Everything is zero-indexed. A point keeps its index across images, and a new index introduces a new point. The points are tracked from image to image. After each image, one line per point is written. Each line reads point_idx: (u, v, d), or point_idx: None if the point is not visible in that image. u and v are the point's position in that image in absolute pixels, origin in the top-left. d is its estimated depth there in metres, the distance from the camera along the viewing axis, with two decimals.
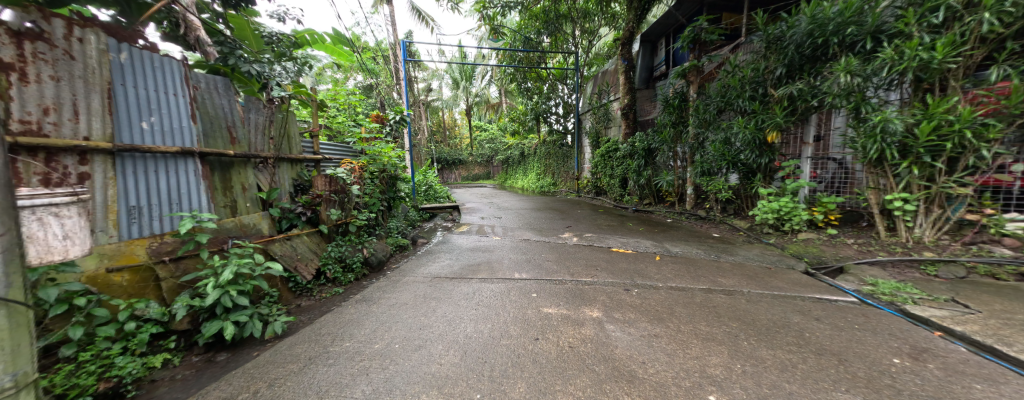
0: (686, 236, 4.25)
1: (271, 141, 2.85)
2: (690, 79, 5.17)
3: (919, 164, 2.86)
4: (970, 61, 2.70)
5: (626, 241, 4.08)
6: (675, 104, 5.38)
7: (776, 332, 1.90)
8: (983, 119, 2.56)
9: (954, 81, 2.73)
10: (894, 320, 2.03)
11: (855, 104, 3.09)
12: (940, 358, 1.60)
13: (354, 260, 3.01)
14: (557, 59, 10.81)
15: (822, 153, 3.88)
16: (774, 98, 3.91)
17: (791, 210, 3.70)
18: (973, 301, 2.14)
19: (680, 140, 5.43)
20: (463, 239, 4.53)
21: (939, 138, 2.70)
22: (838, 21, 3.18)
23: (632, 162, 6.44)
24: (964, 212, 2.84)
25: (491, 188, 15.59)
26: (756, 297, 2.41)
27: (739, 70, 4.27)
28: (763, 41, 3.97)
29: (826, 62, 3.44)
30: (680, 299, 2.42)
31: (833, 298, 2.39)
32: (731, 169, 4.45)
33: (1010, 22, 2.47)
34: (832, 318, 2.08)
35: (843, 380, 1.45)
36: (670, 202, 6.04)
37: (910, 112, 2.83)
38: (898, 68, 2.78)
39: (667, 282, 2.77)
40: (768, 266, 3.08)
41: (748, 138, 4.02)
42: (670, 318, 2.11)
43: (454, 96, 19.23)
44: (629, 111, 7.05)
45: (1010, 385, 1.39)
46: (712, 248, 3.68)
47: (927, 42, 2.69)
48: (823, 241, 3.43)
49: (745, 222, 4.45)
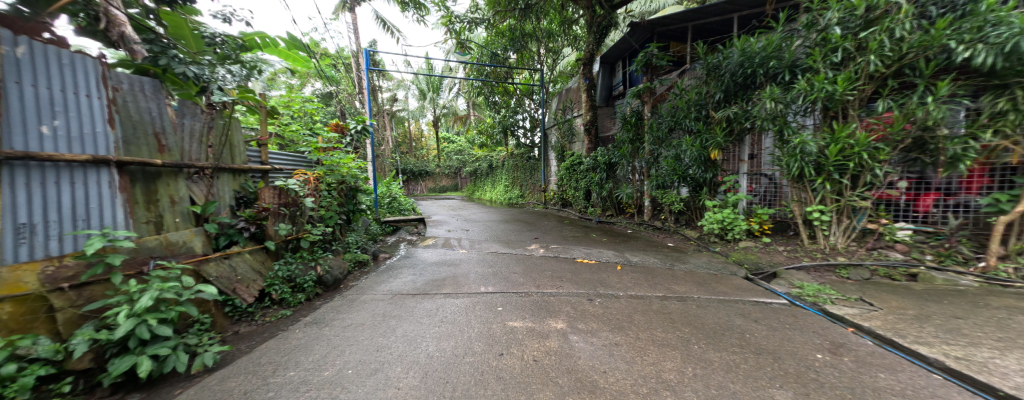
0: (645, 246, 4.48)
1: (210, 149, 2.61)
2: (644, 99, 5.53)
3: (831, 181, 3.30)
4: (863, 94, 3.18)
5: (589, 252, 4.21)
6: (632, 122, 5.75)
7: (722, 335, 2.05)
8: (875, 144, 3.02)
9: (852, 110, 3.21)
10: (817, 319, 2.28)
11: (779, 128, 3.53)
12: (854, 352, 1.83)
13: (306, 279, 2.77)
14: (524, 75, 11.22)
15: (756, 169, 4.30)
16: (714, 119, 4.33)
17: (733, 221, 4.06)
18: (877, 299, 2.48)
19: (637, 155, 5.79)
20: (428, 252, 4.39)
21: (844, 158, 3.15)
22: (762, 55, 3.65)
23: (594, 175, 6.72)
24: (866, 221, 3.32)
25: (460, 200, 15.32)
26: (704, 303, 2.59)
27: (685, 93, 4.68)
28: (704, 69, 4.41)
29: (754, 89, 3.90)
30: (639, 306, 2.53)
31: (768, 300, 2.64)
32: (682, 183, 4.82)
33: (889, 64, 2.96)
34: (767, 319, 2.29)
35: (777, 376, 1.60)
36: (629, 213, 6.36)
37: (822, 135, 3.26)
38: (810, 98, 3.23)
39: (627, 290, 2.88)
40: (714, 272, 3.33)
41: (694, 155, 4.40)
42: (629, 326, 2.20)
43: (421, 107, 18.95)
44: (591, 127, 7.39)
45: (906, 372, 1.62)
46: (667, 257, 3.92)
47: (830, 77, 3.15)
48: (760, 249, 3.79)
49: (694, 232, 4.81)
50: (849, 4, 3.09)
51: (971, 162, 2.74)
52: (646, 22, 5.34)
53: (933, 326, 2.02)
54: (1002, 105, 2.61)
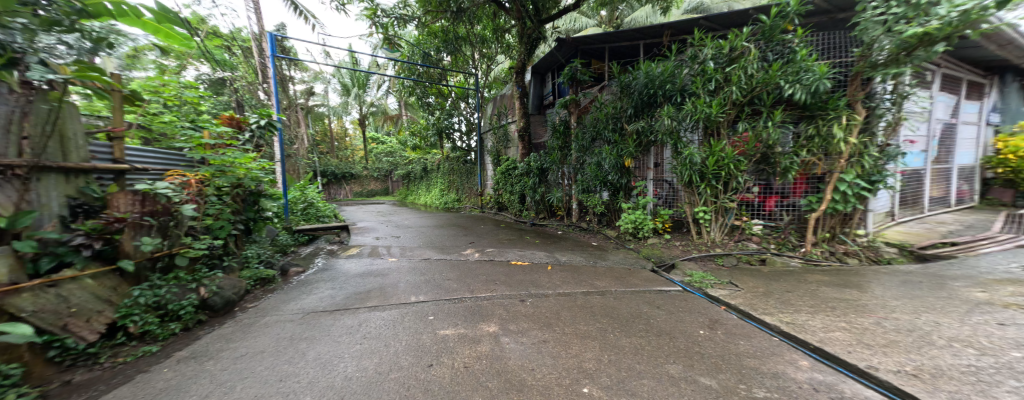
0: (572, 246, 4.79)
1: (25, 142, 1.96)
2: (571, 110, 5.96)
3: (710, 186, 4.00)
4: (728, 117, 3.91)
5: (520, 254, 4.32)
6: (561, 131, 6.12)
7: (632, 322, 2.30)
8: (738, 157, 3.76)
9: (723, 129, 3.94)
10: (702, 301, 2.74)
11: (674, 142, 4.16)
12: (725, 325, 2.24)
13: (183, 304, 2.27)
14: (458, 78, 11.06)
15: (659, 176, 4.95)
16: (627, 131, 4.88)
17: (642, 220, 4.62)
18: (742, 281, 3.08)
19: (565, 161, 6.17)
20: (350, 263, 4.01)
21: (719, 168, 3.85)
22: (661, 78, 4.26)
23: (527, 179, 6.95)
24: (734, 218, 4.09)
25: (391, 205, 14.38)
26: (620, 295, 2.88)
27: (604, 106, 5.19)
28: (618, 86, 4.94)
29: (655, 107, 4.52)
30: (564, 303, 2.69)
31: (667, 288, 3.06)
32: (603, 187, 5.30)
33: (745, 94, 3.71)
34: (667, 304, 2.66)
35: (672, 353, 1.86)
36: (559, 215, 6.73)
37: (704, 149, 3.94)
38: (695, 118, 3.88)
39: (555, 289, 3.03)
40: (629, 267, 3.73)
41: (612, 163, 4.89)
42: (556, 322, 2.31)
43: (344, 104, 17.30)
44: (525, 133, 7.65)
45: (758, 337, 2.04)
46: (591, 255, 4.26)
47: (708, 101, 3.83)
48: (663, 245, 4.38)
49: (614, 231, 5.33)
50: (719, 44, 3.84)
51: (795, 172, 3.60)
52: (571, 39, 5.73)
53: (775, 299, 2.59)
54: (811, 131, 3.50)
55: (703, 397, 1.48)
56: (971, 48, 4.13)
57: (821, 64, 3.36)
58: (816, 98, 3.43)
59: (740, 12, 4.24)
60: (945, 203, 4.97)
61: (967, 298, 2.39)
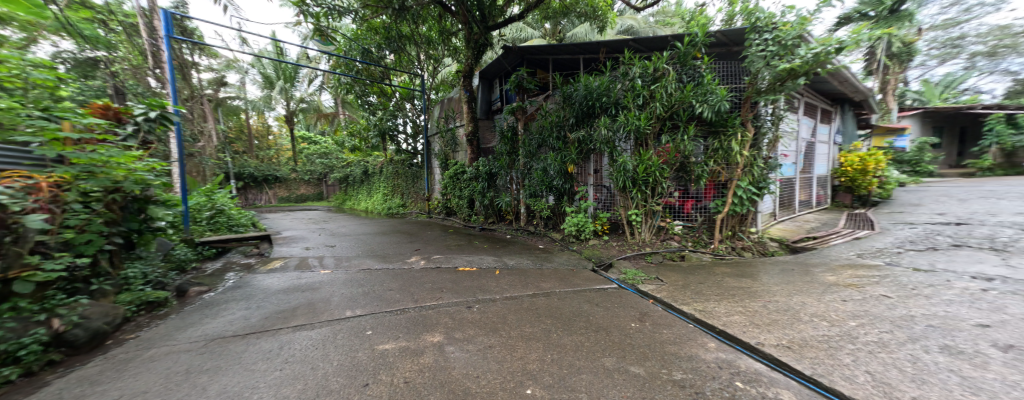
0: (520, 249, 4.86)
1: None
2: (518, 116, 6.09)
3: (641, 191, 4.39)
4: (652, 131, 4.30)
5: (467, 260, 4.25)
6: (508, 136, 6.20)
7: (574, 320, 2.40)
8: (663, 165, 4.19)
9: (650, 140, 4.35)
10: (635, 295, 2.97)
11: (610, 150, 4.49)
12: (653, 316, 2.46)
13: (29, 339, 1.78)
14: (402, 78, 10.59)
15: (599, 182, 5.20)
16: (569, 139, 5.13)
17: (584, 223, 4.88)
18: (667, 276, 3.42)
19: (513, 166, 6.26)
20: (271, 278, 3.55)
21: (648, 175, 4.24)
22: (598, 92, 4.58)
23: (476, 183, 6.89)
24: (659, 220, 4.51)
25: (326, 211, 13.19)
26: (563, 295, 2.99)
27: (549, 115, 5.39)
28: (561, 96, 5.19)
29: (593, 118, 4.83)
30: (511, 306, 2.70)
31: (605, 286, 3.27)
32: (549, 192, 5.47)
33: (666, 110, 4.15)
34: (605, 301, 2.83)
35: (608, 347, 1.99)
36: (508, 219, 6.78)
37: (635, 158, 4.31)
38: (627, 129, 4.24)
39: (503, 293, 3.03)
40: (572, 268, 3.90)
41: (556, 168, 5.09)
42: (502, 326, 2.32)
43: (268, 98, 15.47)
44: (473, 138, 7.59)
45: (680, 326, 2.28)
46: (537, 258, 4.36)
47: (637, 115, 4.23)
48: (603, 246, 4.67)
49: (559, 234, 5.54)
50: (645, 65, 4.27)
51: (706, 178, 4.13)
52: (517, 48, 5.84)
53: (692, 291, 2.92)
54: (717, 145, 4.04)
55: (634, 386, 1.60)
56: (827, 82, 5.08)
57: (720, 89, 3.90)
58: (719, 117, 3.98)
59: (661, 37, 4.76)
60: (811, 205, 6.13)
61: (828, 281, 2.95)
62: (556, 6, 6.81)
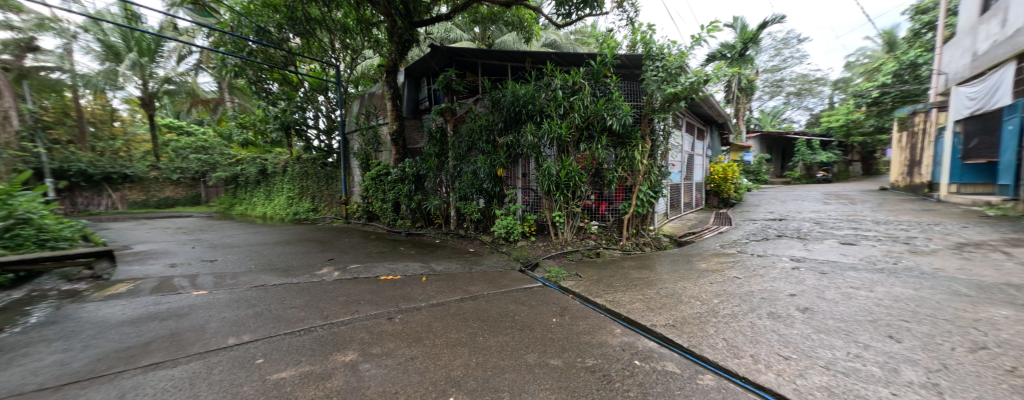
0: (449, 254, 4.76)
1: None
2: (447, 118, 5.96)
3: (563, 194, 4.72)
4: (573, 139, 4.68)
5: (391, 267, 3.98)
6: (437, 138, 6.02)
7: (500, 322, 2.45)
8: (581, 170, 4.58)
9: (571, 147, 4.72)
10: (558, 292, 3.17)
11: (536, 155, 4.74)
12: (573, 311, 2.65)
13: None
14: (312, 66, 9.53)
15: (527, 185, 5.43)
16: (498, 143, 5.24)
17: (513, 225, 5.04)
18: (585, 272, 3.74)
19: (442, 168, 6.10)
20: (118, 307, 2.78)
21: (569, 179, 4.59)
22: (524, 99, 4.80)
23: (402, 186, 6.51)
24: (580, 220, 4.92)
25: (211, 217, 10.97)
26: (491, 297, 3.03)
27: (478, 118, 5.43)
28: (489, 101, 5.28)
29: (521, 124, 5.04)
30: (437, 313, 2.63)
31: (531, 285, 3.41)
32: (479, 195, 5.49)
33: (584, 121, 4.56)
34: (531, 299, 2.96)
35: (531, 343, 2.09)
36: (437, 224, 6.59)
37: (558, 164, 4.62)
38: (551, 136, 4.55)
39: (428, 300, 2.93)
40: (501, 270, 3.98)
41: (486, 172, 5.14)
42: (426, 335, 2.24)
43: (120, 76, 12.19)
44: (398, 137, 7.16)
45: (594, 317, 2.52)
46: (466, 261, 4.33)
47: (559, 123, 4.55)
48: (530, 247, 4.90)
49: (489, 236, 5.60)
50: (565, 78, 4.62)
51: (616, 183, 4.65)
52: (445, 48, 5.76)
53: (604, 284, 3.26)
54: (625, 154, 4.57)
55: (551, 377, 1.72)
56: (703, 105, 6.09)
57: (624, 105, 4.44)
58: (626, 129, 4.53)
59: (579, 54, 5.22)
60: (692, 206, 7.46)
61: (704, 267, 3.60)
62: (484, 11, 6.91)
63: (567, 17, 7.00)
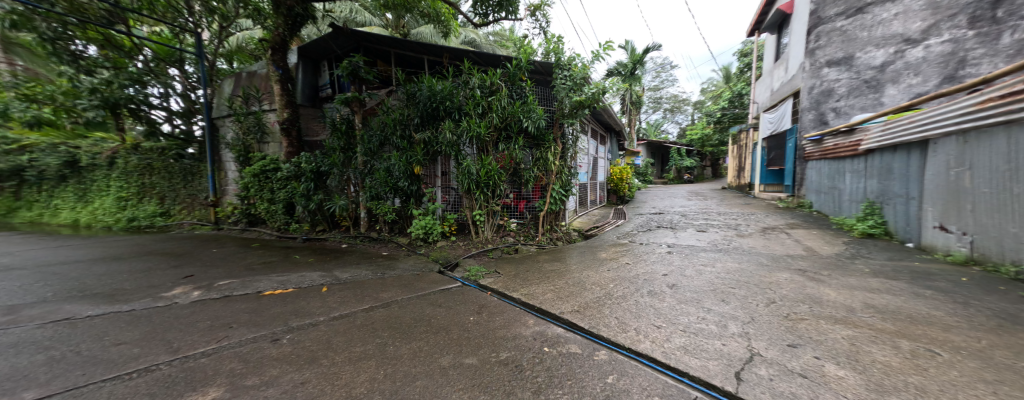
0: (357, 259, 4.32)
1: None
2: (353, 108, 5.38)
3: (483, 193, 4.76)
4: (492, 139, 4.76)
5: (281, 280, 3.41)
6: (342, 129, 5.39)
7: (414, 327, 2.34)
8: (501, 169, 4.70)
9: (492, 147, 4.78)
10: (476, 291, 3.17)
11: (455, 153, 4.68)
12: (490, 307, 2.69)
13: None
14: (155, 28, 7.57)
15: (447, 184, 5.31)
16: (415, 140, 4.99)
17: (432, 226, 4.87)
18: (503, 268, 3.84)
19: (349, 165, 5.48)
20: None
21: (489, 178, 4.65)
22: (441, 95, 4.68)
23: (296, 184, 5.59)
24: (499, 218, 5.03)
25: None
26: (405, 302, 2.86)
27: (391, 112, 5.08)
28: (404, 94, 4.98)
29: (439, 120, 4.90)
30: (340, 326, 2.35)
31: (449, 286, 3.34)
32: (394, 194, 5.12)
33: (502, 121, 4.67)
34: (448, 301, 2.88)
35: (446, 345, 2.05)
36: (344, 226, 5.93)
37: (478, 163, 4.63)
38: (469, 135, 4.54)
39: (329, 313, 2.60)
40: (417, 273, 3.79)
41: (402, 169, 4.83)
42: (325, 353, 1.99)
43: None
44: (291, 127, 5.99)
45: (510, 311, 2.60)
46: (378, 267, 3.99)
47: (478, 122, 4.57)
48: (450, 246, 4.81)
49: (405, 238, 5.29)
50: (482, 77, 4.65)
51: (533, 182, 4.89)
52: (349, 30, 5.19)
53: (521, 278, 3.41)
54: (541, 155, 4.83)
55: (465, 377, 1.71)
56: (603, 113, 6.83)
57: (538, 109, 4.68)
58: (541, 132, 4.80)
59: (496, 55, 5.32)
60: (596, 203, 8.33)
61: (604, 256, 4.06)
62: None
63: (485, 18, 7.07)
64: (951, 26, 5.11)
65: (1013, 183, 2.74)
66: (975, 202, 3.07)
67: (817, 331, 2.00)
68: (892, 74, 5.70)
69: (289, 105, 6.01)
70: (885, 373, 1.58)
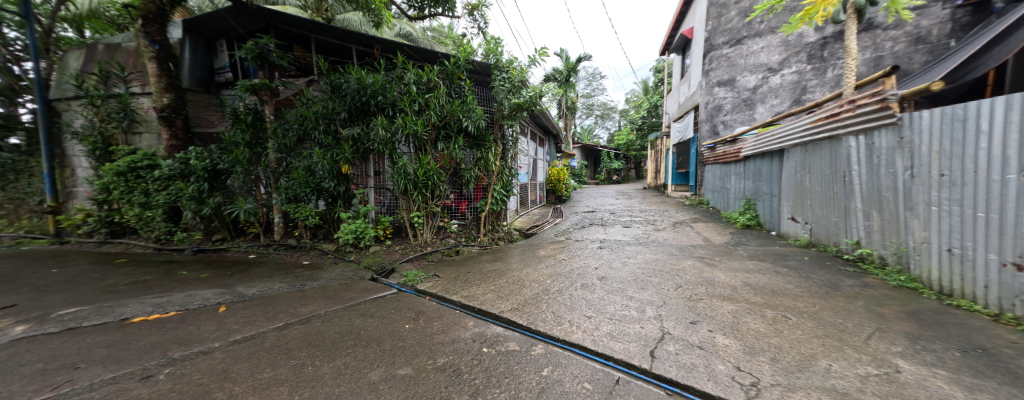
0: (270, 271, 3.76)
1: None
2: (262, 98, 4.67)
3: (421, 193, 4.55)
4: (431, 138, 4.58)
5: (161, 303, 2.79)
6: (247, 121, 4.63)
7: (340, 342, 2.12)
8: (440, 169, 4.54)
9: (430, 146, 4.60)
10: (412, 297, 3.01)
11: (389, 152, 4.39)
12: (427, 313, 2.57)
13: None
14: None
15: (380, 184, 4.96)
16: (342, 136, 4.55)
17: (364, 230, 4.49)
18: (443, 271, 3.71)
19: (259, 162, 4.75)
20: None
21: (427, 178, 4.47)
22: (372, 88, 4.34)
23: (183, 184, 4.62)
24: (439, 219, 4.86)
25: None
26: (329, 315, 2.57)
27: (312, 104, 4.54)
28: (327, 85, 4.50)
29: (370, 116, 4.55)
30: (244, 351, 2.02)
31: (383, 293, 3.11)
32: (317, 196, 4.57)
33: (440, 120, 4.52)
34: (380, 310, 2.68)
35: (376, 358, 1.90)
36: (253, 234, 5.13)
37: (414, 163, 4.42)
38: (405, 132, 4.29)
39: (229, 336, 2.21)
40: (345, 282, 3.45)
41: (326, 168, 4.34)
42: (222, 385, 1.68)
43: None
44: (175, 116, 4.96)
45: (449, 315, 2.52)
46: (297, 278, 3.53)
47: (415, 120, 4.36)
48: (385, 251, 4.49)
49: (331, 245, 4.78)
50: (418, 73, 4.44)
51: (474, 182, 4.83)
52: (255, 7, 4.49)
53: (461, 280, 3.33)
54: (481, 155, 4.79)
55: (398, 389, 1.60)
56: (541, 116, 7.06)
57: (478, 109, 4.63)
58: (481, 132, 4.76)
59: (433, 51, 5.12)
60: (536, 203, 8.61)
61: (542, 254, 4.20)
62: None
63: (420, 11, 6.80)
64: (797, 61, 6.63)
65: (833, 183, 3.55)
66: (812, 197, 3.92)
67: (710, 308, 2.35)
68: (761, 96, 7.10)
69: (172, 88, 4.97)
70: (756, 338, 1.92)
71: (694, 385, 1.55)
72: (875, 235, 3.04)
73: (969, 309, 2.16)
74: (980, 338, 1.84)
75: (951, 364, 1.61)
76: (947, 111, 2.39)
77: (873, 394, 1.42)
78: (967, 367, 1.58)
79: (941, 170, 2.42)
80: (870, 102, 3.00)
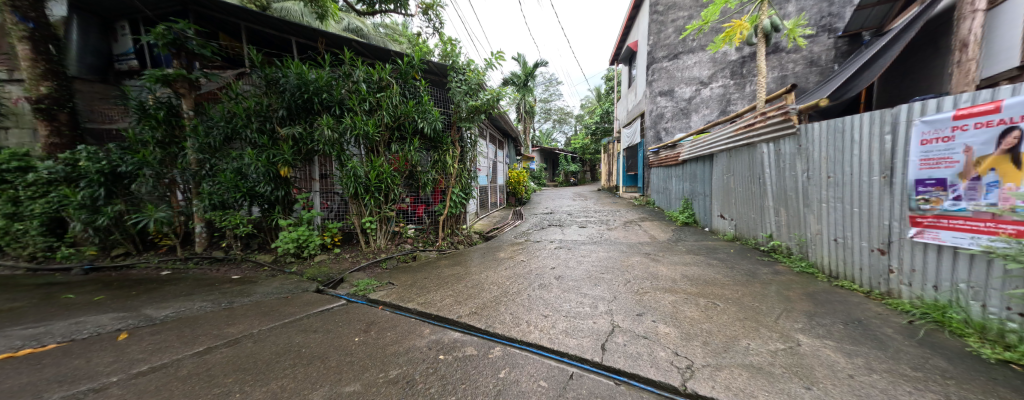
0: (190, 289, 3.29)
1: None
2: (178, 90, 4.06)
3: (373, 197, 4.31)
4: (383, 139, 4.37)
5: (35, 335, 2.29)
6: (159, 116, 4.01)
7: (275, 362, 1.92)
8: (394, 171, 4.33)
9: (382, 147, 4.39)
10: (363, 308, 2.82)
11: (337, 153, 4.11)
12: (379, 324, 2.43)
13: None
14: None
15: (327, 188, 4.61)
16: (280, 135, 4.14)
17: (307, 238, 4.12)
18: (398, 278, 3.55)
19: (175, 164, 4.14)
20: None
21: (379, 181, 4.24)
22: (316, 85, 4.02)
23: (68, 190, 3.82)
24: (394, 224, 4.63)
25: None
26: (263, 334, 2.31)
27: (242, 99, 4.07)
28: (261, 78, 4.08)
29: (314, 115, 4.22)
30: (153, 384, 1.74)
31: (329, 306, 2.87)
32: (249, 202, 4.09)
33: (394, 120, 4.33)
34: (325, 324, 2.47)
35: (320, 377, 1.76)
36: (167, 245, 4.43)
37: (365, 165, 4.17)
38: (354, 133, 4.04)
39: (134, 367, 1.89)
40: (284, 296, 3.13)
41: (260, 170, 3.91)
42: None
43: None
44: (58, 109, 4.14)
45: (404, 324, 2.40)
46: (224, 294, 3.13)
47: (365, 120, 4.13)
48: (333, 260, 4.16)
49: (268, 256, 4.31)
50: (369, 71, 4.19)
51: (431, 185, 4.69)
52: None
53: (418, 286, 3.21)
54: (438, 157, 4.67)
55: None
56: (500, 120, 7.08)
57: (434, 110, 4.49)
58: (438, 134, 4.64)
59: (385, 49, 4.88)
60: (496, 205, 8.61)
61: (503, 256, 4.21)
62: None
63: (370, 6, 6.46)
64: (722, 77, 7.52)
65: (752, 184, 4.05)
66: (736, 196, 4.43)
67: (654, 300, 2.54)
68: (695, 106, 7.90)
69: (53, 76, 4.13)
70: (691, 324, 2.12)
71: (639, 372, 1.66)
72: (783, 229, 3.52)
73: (850, 289, 2.60)
74: (858, 312, 2.22)
75: (837, 335, 1.93)
76: (832, 123, 2.86)
77: (781, 366, 1.65)
78: (848, 336, 1.90)
79: (829, 173, 2.88)
80: (777, 114, 3.49)
